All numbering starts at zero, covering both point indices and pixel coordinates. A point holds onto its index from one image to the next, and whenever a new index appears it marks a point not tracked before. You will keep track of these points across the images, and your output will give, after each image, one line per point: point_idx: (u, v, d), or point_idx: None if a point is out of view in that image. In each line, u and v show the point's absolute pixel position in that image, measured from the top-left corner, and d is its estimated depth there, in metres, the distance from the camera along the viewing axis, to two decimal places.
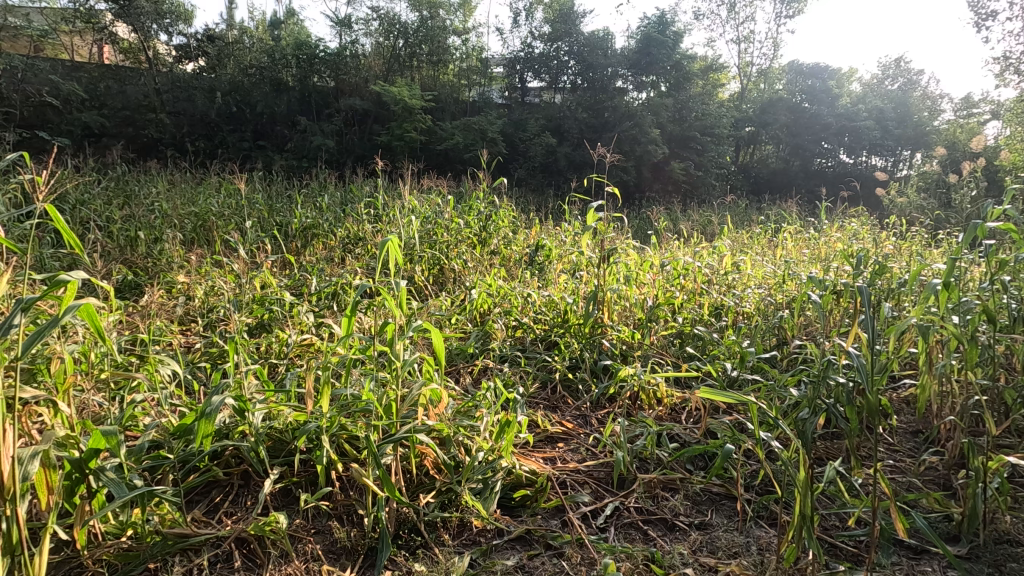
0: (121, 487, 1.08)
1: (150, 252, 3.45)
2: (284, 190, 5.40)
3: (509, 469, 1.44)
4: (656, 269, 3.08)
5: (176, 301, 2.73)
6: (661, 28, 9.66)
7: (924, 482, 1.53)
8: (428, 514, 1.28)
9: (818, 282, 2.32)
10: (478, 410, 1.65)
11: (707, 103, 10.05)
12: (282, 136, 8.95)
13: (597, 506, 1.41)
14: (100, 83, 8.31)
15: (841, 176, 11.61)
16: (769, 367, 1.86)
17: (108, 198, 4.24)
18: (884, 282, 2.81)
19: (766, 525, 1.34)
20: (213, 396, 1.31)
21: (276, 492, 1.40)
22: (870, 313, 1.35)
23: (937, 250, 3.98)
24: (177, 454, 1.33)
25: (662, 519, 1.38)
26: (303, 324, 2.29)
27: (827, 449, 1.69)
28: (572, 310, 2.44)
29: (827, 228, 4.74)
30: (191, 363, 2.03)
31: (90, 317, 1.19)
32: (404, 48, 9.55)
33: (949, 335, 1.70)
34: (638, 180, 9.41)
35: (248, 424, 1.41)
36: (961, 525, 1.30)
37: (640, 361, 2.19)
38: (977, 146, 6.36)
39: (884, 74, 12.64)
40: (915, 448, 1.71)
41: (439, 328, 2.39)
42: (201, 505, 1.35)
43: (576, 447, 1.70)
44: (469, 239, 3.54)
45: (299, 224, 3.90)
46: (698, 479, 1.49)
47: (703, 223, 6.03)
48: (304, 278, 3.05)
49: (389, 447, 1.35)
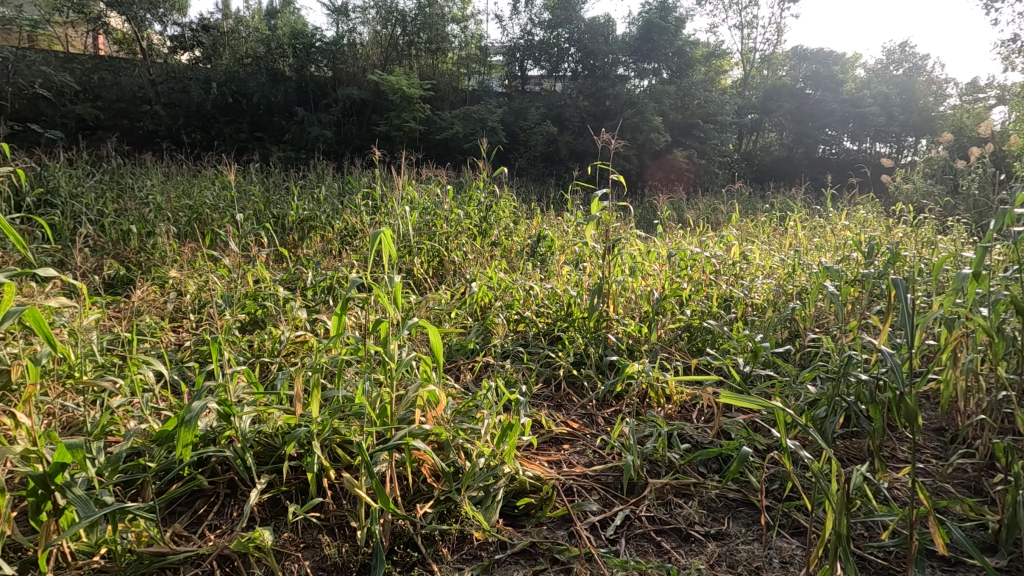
0: (88, 505, 0.99)
1: (142, 246, 3.35)
2: (282, 182, 5.30)
3: (512, 475, 1.35)
4: (662, 260, 2.99)
5: (167, 296, 2.64)
6: (662, 14, 9.50)
7: (954, 486, 1.43)
8: (426, 527, 1.20)
9: (834, 271, 2.22)
10: (479, 410, 1.57)
11: (710, 90, 9.84)
12: (279, 127, 8.69)
13: (606, 515, 1.32)
14: (94, 75, 8.19)
15: (847, 163, 11.37)
16: (784, 363, 1.77)
17: (100, 191, 4.14)
18: (898, 271, 2.70)
19: (789, 534, 1.25)
20: (194, 402, 1.22)
21: (264, 502, 1.31)
22: (905, 310, 1.21)
23: (950, 237, 3.87)
24: (157, 462, 1.25)
25: (676, 529, 1.29)
26: (297, 320, 2.22)
27: (849, 449, 1.59)
28: (576, 303, 2.36)
29: (835, 216, 4.64)
30: (179, 362, 1.96)
31: (38, 322, 1.10)
32: (402, 36, 9.41)
33: (975, 328, 1.60)
34: (642, 169, 9.24)
35: (235, 429, 1.34)
36: (998, 534, 1.20)
37: (647, 356, 2.11)
38: (985, 131, 6.19)
39: (889, 59, 11.98)
40: (942, 448, 1.62)
41: (439, 323, 2.37)
42: (184, 516, 1.26)
43: (583, 450, 1.61)
44: (469, 230, 3.44)
45: (297, 217, 3.79)
46: (713, 484, 1.40)
47: (708, 212, 5.91)
48: (300, 271, 2.95)
49: (384, 454, 1.27)
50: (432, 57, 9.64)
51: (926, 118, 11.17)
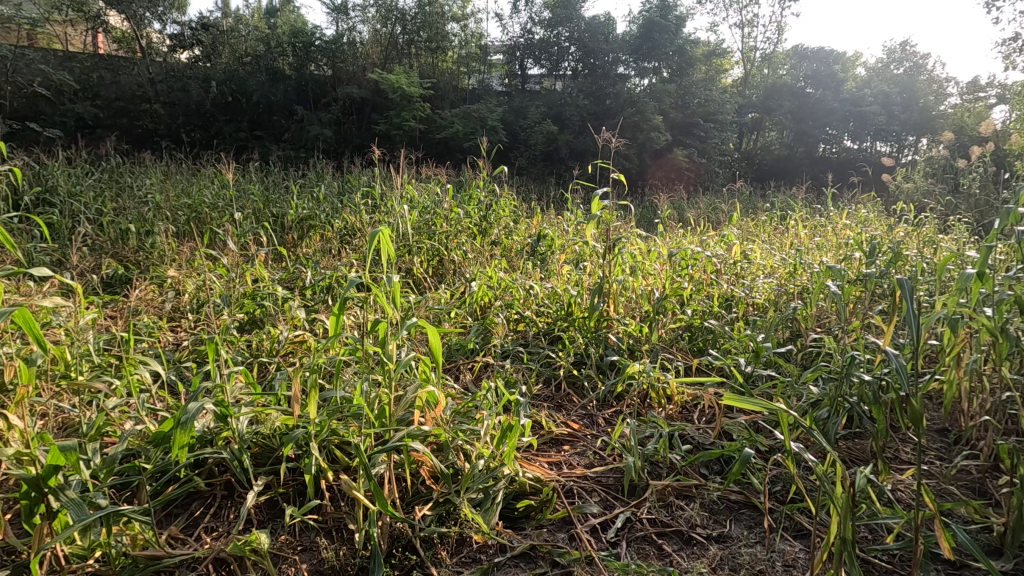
0: (81, 509, 0.97)
1: (141, 245, 3.34)
2: (281, 181, 5.28)
3: (512, 476, 1.34)
4: (663, 259, 2.97)
5: (165, 296, 2.62)
6: (663, 13, 9.47)
7: (958, 488, 1.42)
8: (424, 529, 1.19)
9: (836, 271, 2.21)
10: (479, 410, 1.56)
11: (711, 89, 9.83)
12: (279, 126, 8.67)
13: (607, 517, 1.31)
14: (93, 73, 8.16)
15: (847, 162, 11.35)
16: (786, 364, 1.75)
17: (99, 190, 4.12)
18: (900, 270, 2.69)
19: (793, 537, 1.24)
20: (190, 403, 1.21)
21: (261, 504, 1.30)
22: (913, 311, 1.19)
23: (951, 236, 3.85)
24: (153, 464, 1.24)
25: (678, 532, 1.27)
26: (296, 320, 2.20)
27: (852, 450, 1.58)
28: (576, 302, 2.34)
29: (836, 216, 4.62)
30: (177, 362, 1.95)
31: (28, 324, 1.10)
32: (402, 35, 9.38)
33: (979, 328, 1.59)
34: (642, 167, 9.22)
35: (232, 431, 1.33)
36: (1004, 536, 1.19)
37: (648, 356, 2.09)
38: (986, 130, 6.16)
39: (890, 58, 11.97)
40: (945, 449, 1.60)
41: (438, 323, 2.36)
42: (180, 519, 1.25)
43: (583, 451, 1.60)
44: (469, 229, 3.42)
45: (296, 216, 3.76)
46: (715, 486, 1.39)
47: (709, 211, 5.90)
48: (299, 271, 2.93)
49: (383, 455, 1.25)
50: (432, 56, 9.62)
51: (927, 117, 11.16)
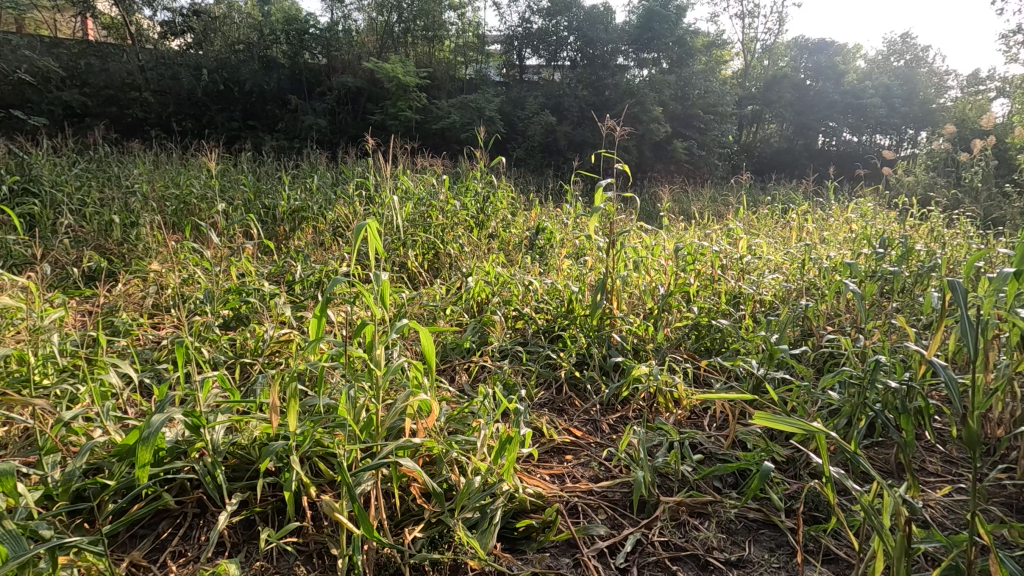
0: (20, 542, 0.85)
1: (125, 237, 3.19)
2: (273, 170, 5.12)
3: (511, 493, 1.23)
4: (667, 253, 2.84)
5: (147, 291, 2.49)
6: (662, 2, 9.31)
7: (994, 505, 1.31)
8: (415, 556, 1.07)
9: (852, 268, 2.09)
10: (476, 417, 1.44)
11: (711, 80, 9.66)
12: (272, 116, 8.51)
13: (616, 540, 1.20)
14: (80, 60, 7.93)
15: (847, 155, 11.23)
16: (803, 367, 1.64)
17: (85, 179, 3.95)
18: (913, 267, 2.57)
19: (820, 563, 1.13)
20: (155, 415, 1.08)
21: (237, 525, 1.18)
22: (967, 316, 1.10)
23: (959, 229, 3.75)
24: (115, 481, 1.12)
25: (693, 556, 1.17)
26: (282, 317, 2.08)
27: (875, 460, 1.48)
28: (577, 299, 2.23)
29: (839, 210, 4.53)
30: (152, 362, 1.82)
31: None
32: (398, 23, 9.18)
33: (1014, 330, 1.47)
34: (641, 158, 9.03)
35: (205, 443, 1.20)
36: None
37: (654, 356, 1.98)
38: (989, 122, 6.02)
39: (890, 50, 11.88)
40: (975, 461, 1.50)
41: (432, 320, 2.22)
42: (145, 541, 1.14)
43: (588, 461, 1.49)
44: (465, 222, 3.28)
45: (287, 207, 3.61)
46: (732, 503, 1.28)
47: (712, 204, 5.79)
48: (288, 264, 2.81)
49: (369, 472, 1.13)
50: (429, 45, 9.46)
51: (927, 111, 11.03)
